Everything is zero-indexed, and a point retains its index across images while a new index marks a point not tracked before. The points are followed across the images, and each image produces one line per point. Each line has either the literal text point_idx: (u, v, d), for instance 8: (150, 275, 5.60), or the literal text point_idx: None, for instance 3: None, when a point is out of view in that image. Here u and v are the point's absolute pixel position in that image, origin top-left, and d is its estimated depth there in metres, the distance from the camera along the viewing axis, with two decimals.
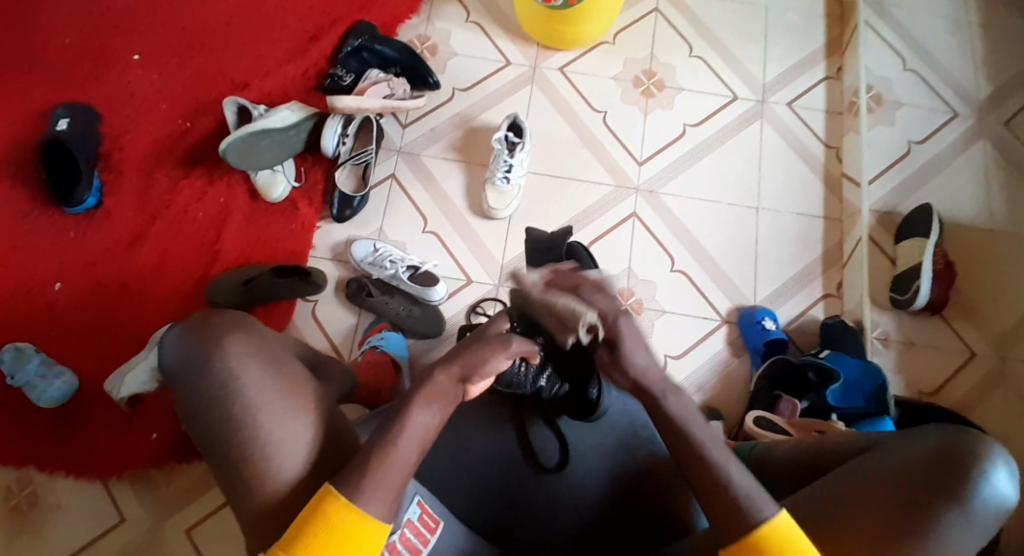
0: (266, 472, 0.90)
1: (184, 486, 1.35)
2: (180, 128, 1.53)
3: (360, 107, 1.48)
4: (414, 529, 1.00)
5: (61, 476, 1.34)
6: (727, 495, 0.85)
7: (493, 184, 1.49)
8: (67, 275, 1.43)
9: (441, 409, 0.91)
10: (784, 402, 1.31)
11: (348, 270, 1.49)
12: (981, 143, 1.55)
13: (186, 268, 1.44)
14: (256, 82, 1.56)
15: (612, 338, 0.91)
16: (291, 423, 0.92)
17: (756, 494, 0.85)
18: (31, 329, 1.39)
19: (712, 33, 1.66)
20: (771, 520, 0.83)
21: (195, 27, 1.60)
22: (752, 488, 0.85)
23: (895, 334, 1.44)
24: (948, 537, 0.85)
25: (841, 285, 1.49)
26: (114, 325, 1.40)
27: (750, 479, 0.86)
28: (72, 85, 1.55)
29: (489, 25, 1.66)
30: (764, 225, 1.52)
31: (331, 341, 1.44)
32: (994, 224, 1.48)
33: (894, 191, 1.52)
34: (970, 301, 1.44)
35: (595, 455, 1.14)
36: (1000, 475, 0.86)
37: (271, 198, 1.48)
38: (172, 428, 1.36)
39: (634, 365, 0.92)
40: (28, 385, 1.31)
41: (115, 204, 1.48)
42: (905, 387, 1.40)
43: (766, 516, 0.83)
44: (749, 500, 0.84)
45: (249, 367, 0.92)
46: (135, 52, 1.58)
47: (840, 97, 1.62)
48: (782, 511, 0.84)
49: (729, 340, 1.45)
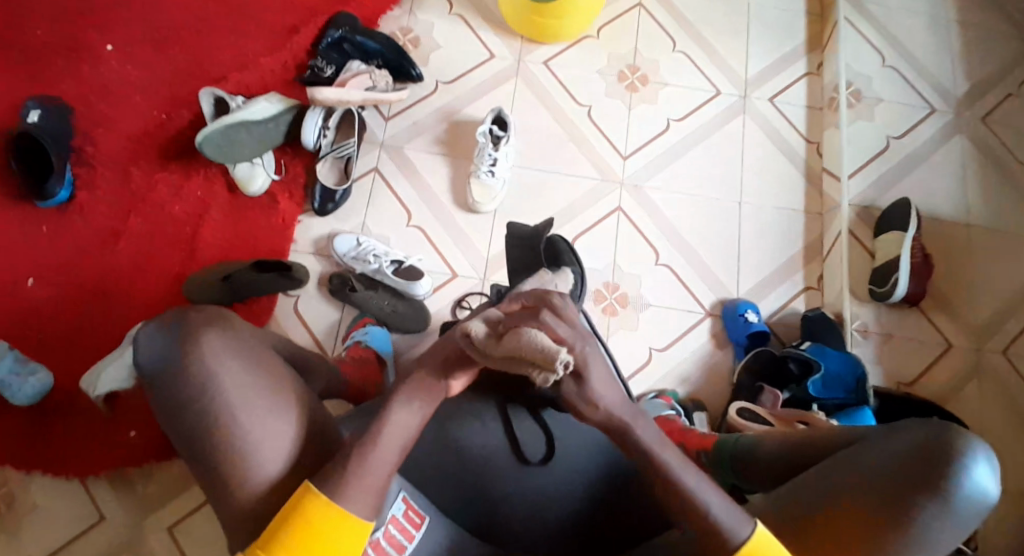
0: (252, 467, 0.88)
1: (163, 484, 1.32)
2: (157, 120, 1.50)
3: (341, 99, 1.45)
4: (399, 525, 1.01)
5: (36, 475, 1.31)
6: (705, 515, 0.84)
7: (478, 177, 1.48)
8: (41, 270, 1.39)
9: (426, 402, 0.91)
10: (765, 394, 1.33)
11: (330, 265, 1.47)
12: (958, 139, 1.58)
13: (164, 264, 1.41)
14: (235, 73, 1.53)
15: (578, 372, 0.82)
16: (275, 419, 0.90)
17: (732, 512, 0.84)
18: (1, 325, 1.35)
19: (696, 29, 1.67)
20: (749, 539, 0.83)
21: (173, 17, 1.56)
22: (726, 506, 0.84)
23: (874, 326, 1.46)
24: (931, 531, 0.87)
25: (822, 277, 1.51)
26: (90, 322, 1.37)
27: (724, 498, 0.85)
28: (44, 75, 1.50)
29: (472, 18, 1.65)
30: (746, 220, 1.54)
31: (313, 336, 1.42)
32: (970, 218, 1.51)
33: (873, 186, 1.55)
34: (947, 294, 1.47)
35: (581, 448, 1.14)
36: (983, 471, 0.87)
37: (250, 191, 1.46)
38: (149, 427, 1.33)
39: (602, 401, 0.83)
40: (2, 382, 1.27)
41: (89, 198, 1.44)
42: (884, 378, 1.43)
43: (744, 536, 0.83)
44: (726, 522, 0.84)
45: (227, 362, 0.90)
46: (111, 42, 1.54)
47: (820, 94, 1.64)
48: (760, 529, 0.84)
49: (712, 334, 1.46)
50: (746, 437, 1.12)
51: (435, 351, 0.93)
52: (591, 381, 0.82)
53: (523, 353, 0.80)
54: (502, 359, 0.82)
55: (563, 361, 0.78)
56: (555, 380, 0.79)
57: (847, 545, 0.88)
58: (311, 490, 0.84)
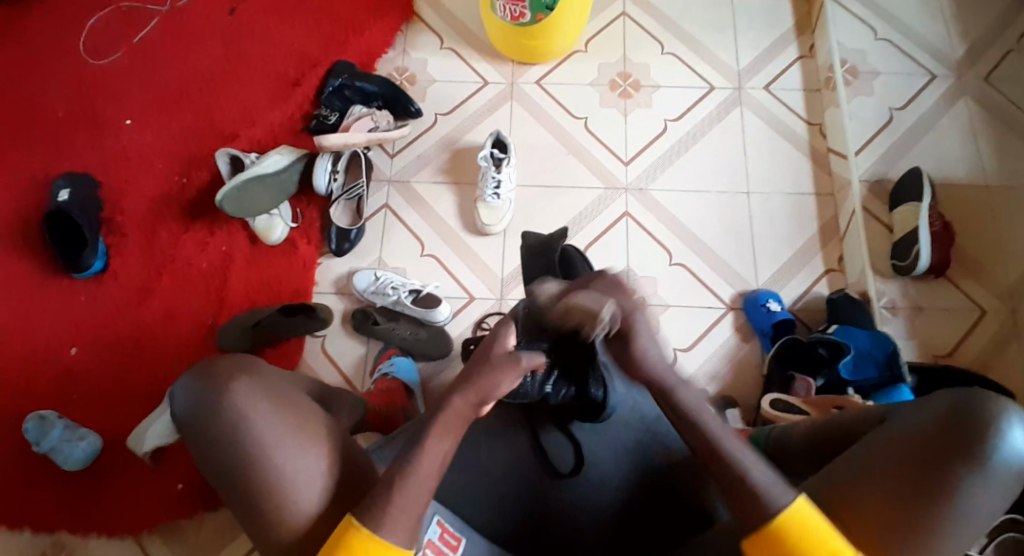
0: (291, 498, 0.92)
1: (215, 533, 1.37)
2: (177, 183, 1.58)
3: (347, 143, 1.53)
4: (435, 549, 1.01)
5: (95, 535, 1.36)
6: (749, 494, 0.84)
7: (484, 201, 1.51)
8: (83, 338, 1.47)
9: (456, 437, 0.92)
10: (798, 382, 1.32)
11: (353, 302, 1.51)
12: (962, 101, 1.55)
13: (197, 319, 1.48)
14: (245, 131, 1.61)
15: (622, 333, 0.92)
16: (306, 455, 0.94)
17: (774, 482, 0.85)
18: (53, 396, 1.43)
19: (682, 29, 1.69)
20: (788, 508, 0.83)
21: (183, 86, 1.65)
22: (769, 476, 0.85)
23: (902, 301, 1.43)
24: (970, 500, 0.85)
25: (842, 258, 1.49)
26: (132, 383, 1.43)
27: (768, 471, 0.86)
28: (70, 155, 1.60)
29: (462, 50, 1.70)
30: (757, 207, 1.53)
31: (343, 373, 1.46)
32: (987, 179, 1.48)
33: (881, 159, 1.53)
34: (976, 259, 1.44)
35: (612, 455, 1.15)
36: (1017, 433, 0.85)
37: (271, 241, 1.52)
38: (195, 477, 1.37)
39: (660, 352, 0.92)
40: (54, 449, 1.34)
41: (122, 264, 1.52)
42: (920, 353, 1.39)
43: (780, 506, 0.83)
44: (767, 486, 0.84)
45: (257, 405, 0.94)
46: (128, 116, 1.63)
47: (816, 75, 1.63)
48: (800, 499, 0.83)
49: (736, 326, 1.45)
50: (777, 429, 1.11)
51: (467, 383, 0.93)
52: (638, 341, 0.91)
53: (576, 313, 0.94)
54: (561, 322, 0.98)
55: (609, 319, 0.91)
56: (603, 333, 0.93)
57: (882, 527, 0.87)
58: (357, 521, 0.87)
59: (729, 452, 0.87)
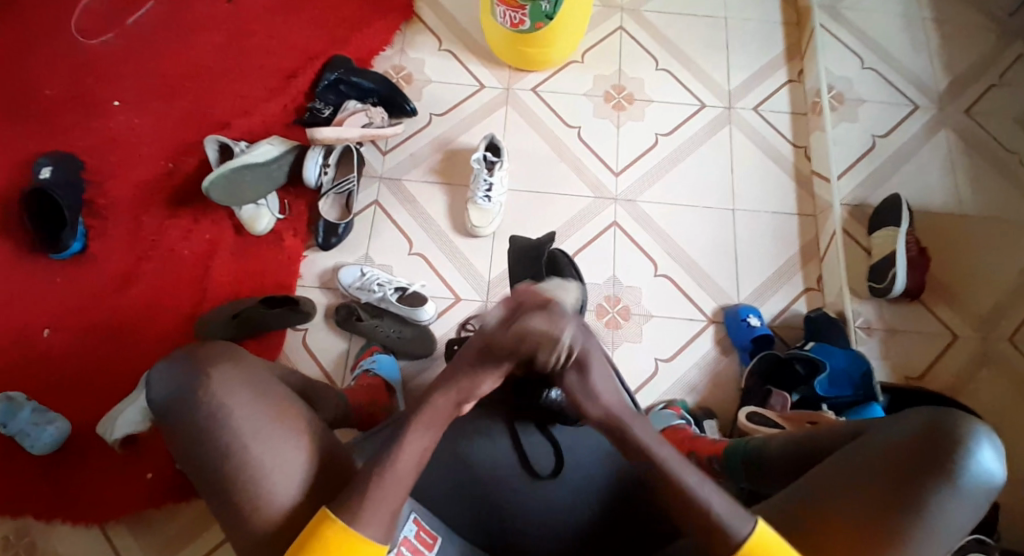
0: (271, 490, 0.90)
1: (182, 526, 1.33)
2: (164, 168, 1.56)
3: (340, 137, 1.53)
4: (411, 546, 0.99)
5: (59, 523, 1.32)
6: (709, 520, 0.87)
7: (474, 202, 1.52)
8: (57, 320, 1.44)
9: (439, 430, 0.92)
10: (775, 397, 1.34)
11: (336, 297, 1.50)
12: (943, 133, 1.61)
13: (175, 307, 1.45)
14: (237, 120, 1.59)
15: (580, 363, 0.91)
16: (284, 447, 0.92)
17: (734, 511, 0.87)
18: (23, 377, 1.39)
19: (677, 47, 1.72)
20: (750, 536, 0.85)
21: (175, 71, 1.63)
22: (727, 506, 0.87)
23: (877, 322, 1.47)
24: (940, 515, 0.87)
25: (821, 278, 1.52)
26: (105, 368, 1.40)
27: (725, 496, 0.88)
28: (55, 133, 1.57)
29: (459, 52, 1.71)
30: (741, 224, 1.56)
31: (322, 369, 1.45)
32: (963, 210, 1.54)
33: (862, 184, 1.57)
34: (949, 286, 1.48)
35: (593, 460, 1.14)
36: (987, 453, 0.88)
37: (257, 231, 1.50)
38: (167, 466, 1.34)
39: (602, 395, 0.91)
40: (21, 433, 1.30)
41: (102, 247, 1.49)
42: (892, 374, 1.43)
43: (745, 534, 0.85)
44: (726, 518, 0.86)
45: (234, 395, 0.92)
46: (117, 98, 1.61)
47: (803, 99, 1.68)
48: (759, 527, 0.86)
49: (717, 340, 1.47)
50: (755, 439, 1.13)
51: (449, 382, 0.93)
52: (591, 373, 0.91)
53: (528, 338, 0.88)
54: (504, 347, 0.90)
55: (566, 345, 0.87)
56: (557, 361, 0.90)
57: (857, 545, 0.88)
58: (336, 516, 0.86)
59: (682, 471, 0.88)
